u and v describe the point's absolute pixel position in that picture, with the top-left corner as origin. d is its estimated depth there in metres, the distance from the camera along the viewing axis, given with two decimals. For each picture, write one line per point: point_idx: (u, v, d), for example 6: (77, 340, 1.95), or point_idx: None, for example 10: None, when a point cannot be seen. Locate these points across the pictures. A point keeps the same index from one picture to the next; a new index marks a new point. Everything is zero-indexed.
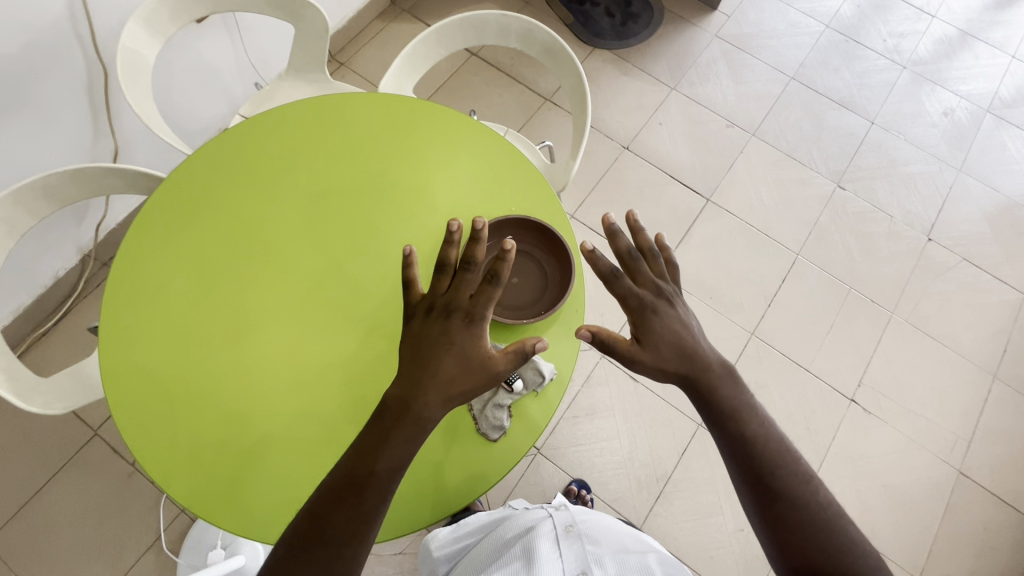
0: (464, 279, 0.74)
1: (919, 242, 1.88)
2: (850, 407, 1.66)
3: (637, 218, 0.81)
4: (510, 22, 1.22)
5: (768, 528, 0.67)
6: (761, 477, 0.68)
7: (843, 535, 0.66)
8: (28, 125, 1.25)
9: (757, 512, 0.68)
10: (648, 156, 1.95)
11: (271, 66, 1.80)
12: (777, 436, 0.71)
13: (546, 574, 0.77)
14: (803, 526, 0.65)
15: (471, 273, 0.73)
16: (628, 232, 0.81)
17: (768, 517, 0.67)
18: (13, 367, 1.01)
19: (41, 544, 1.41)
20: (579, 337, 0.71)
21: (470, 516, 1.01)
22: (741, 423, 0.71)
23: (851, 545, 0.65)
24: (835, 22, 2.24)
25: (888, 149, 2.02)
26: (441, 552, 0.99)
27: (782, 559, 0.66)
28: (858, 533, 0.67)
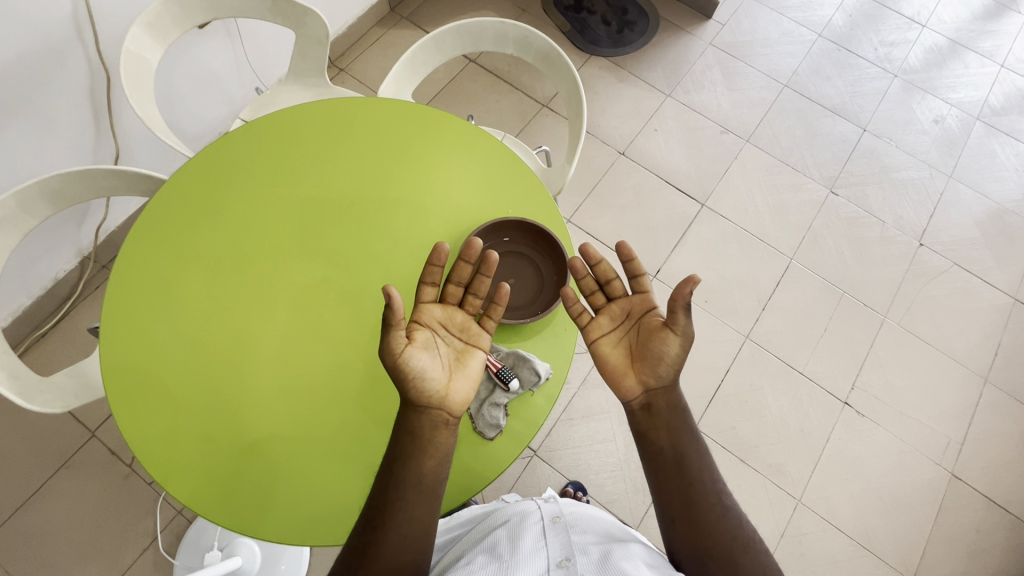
0: (449, 294, 0.86)
1: (911, 246, 1.90)
2: (844, 410, 1.68)
3: (574, 267, 0.89)
4: (507, 29, 1.23)
5: (679, 525, 0.73)
6: (676, 482, 0.75)
7: (742, 532, 0.73)
8: (31, 125, 1.27)
9: (667, 513, 0.75)
10: (644, 161, 1.97)
11: (271, 71, 1.81)
12: (693, 443, 0.77)
13: (527, 561, 0.76)
14: (706, 522, 0.73)
15: (450, 286, 0.86)
16: (574, 273, 0.89)
17: (673, 513, 0.74)
18: (13, 366, 1.01)
19: (37, 546, 1.41)
20: (638, 269, 0.85)
21: (463, 509, 1.02)
22: (671, 429, 0.78)
23: (748, 542, 0.73)
24: (827, 32, 2.27)
25: (880, 155, 2.05)
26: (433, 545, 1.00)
27: (687, 548, 0.73)
28: (754, 530, 0.74)
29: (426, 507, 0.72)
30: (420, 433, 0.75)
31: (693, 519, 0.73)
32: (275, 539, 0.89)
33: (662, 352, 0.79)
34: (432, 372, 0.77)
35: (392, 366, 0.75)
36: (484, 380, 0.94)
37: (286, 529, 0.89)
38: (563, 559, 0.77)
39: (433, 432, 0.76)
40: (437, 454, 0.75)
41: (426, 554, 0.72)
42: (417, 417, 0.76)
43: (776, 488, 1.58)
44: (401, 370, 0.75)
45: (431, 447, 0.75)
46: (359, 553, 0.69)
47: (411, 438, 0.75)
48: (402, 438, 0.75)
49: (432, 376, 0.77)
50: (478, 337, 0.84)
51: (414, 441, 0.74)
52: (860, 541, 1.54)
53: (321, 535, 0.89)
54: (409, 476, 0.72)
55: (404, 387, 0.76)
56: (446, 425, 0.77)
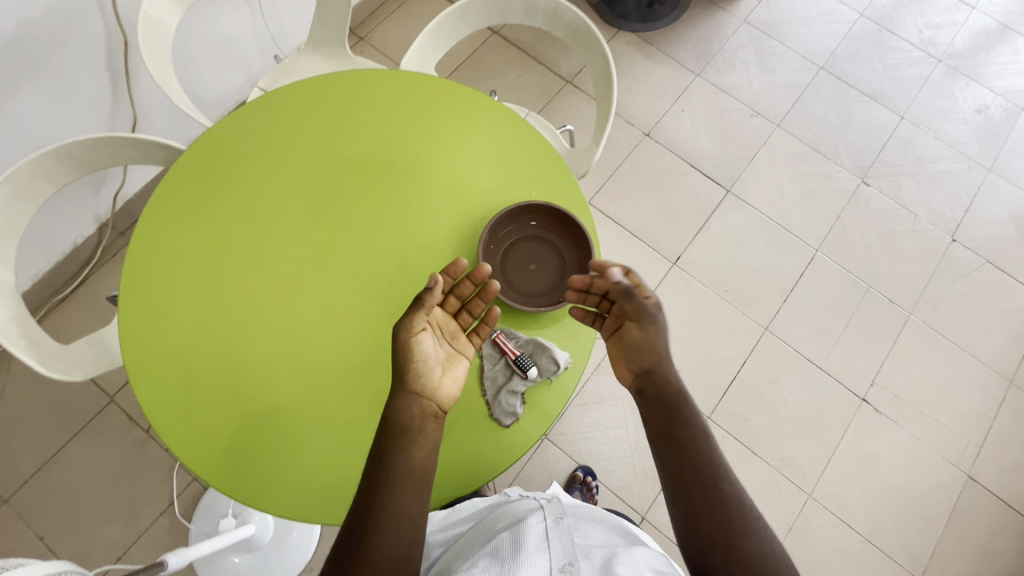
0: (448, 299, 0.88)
1: (943, 242, 1.84)
2: (861, 407, 1.65)
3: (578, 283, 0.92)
4: (536, 1, 1.17)
5: (683, 513, 0.70)
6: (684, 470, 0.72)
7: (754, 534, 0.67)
8: (47, 87, 1.24)
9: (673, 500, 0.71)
10: (668, 143, 1.91)
11: (290, 37, 1.76)
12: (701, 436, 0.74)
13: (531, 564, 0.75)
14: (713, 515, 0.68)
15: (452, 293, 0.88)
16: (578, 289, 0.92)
17: (677, 499, 0.71)
18: (33, 333, 1.01)
19: (57, 506, 1.45)
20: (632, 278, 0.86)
21: (465, 503, 1.02)
22: (678, 419, 0.76)
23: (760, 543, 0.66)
24: (869, 11, 2.16)
25: (916, 145, 1.96)
26: (434, 537, 1.00)
27: (690, 538, 0.68)
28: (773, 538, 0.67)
29: (416, 498, 0.71)
30: (408, 424, 0.75)
31: (700, 509, 0.69)
32: (289, 514, 0.89)
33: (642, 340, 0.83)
34: (431, 363, 0.79)
35: (404, 344, 0.77)
36: (501, 367, 0.92)
37: (292, 502, 0.90)
38: (566, 563, 0.76)
39: (422, 423, 0.76)
40: (427, 445, 0.75)
41: (418, 547, 0.70)
42: (408, 405, 0.76)
43: (787, 482, 1.57)
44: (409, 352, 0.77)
45: (422, 439, 0.75)
46: (348, 545, 0.67)
47: (400, 429, 0.74)
48: (391, 428, 0.74)
49: (431, 366, 0.79)
50: (463, 347, 0.86)
51: (405, 431, 0.74)
52: (869, 538, 1.54)
53: (326, 512, 0.90)
54: (399, 467, 0.71)
55: (403, 369, 0.77)
56: (433, 419, 0.78)
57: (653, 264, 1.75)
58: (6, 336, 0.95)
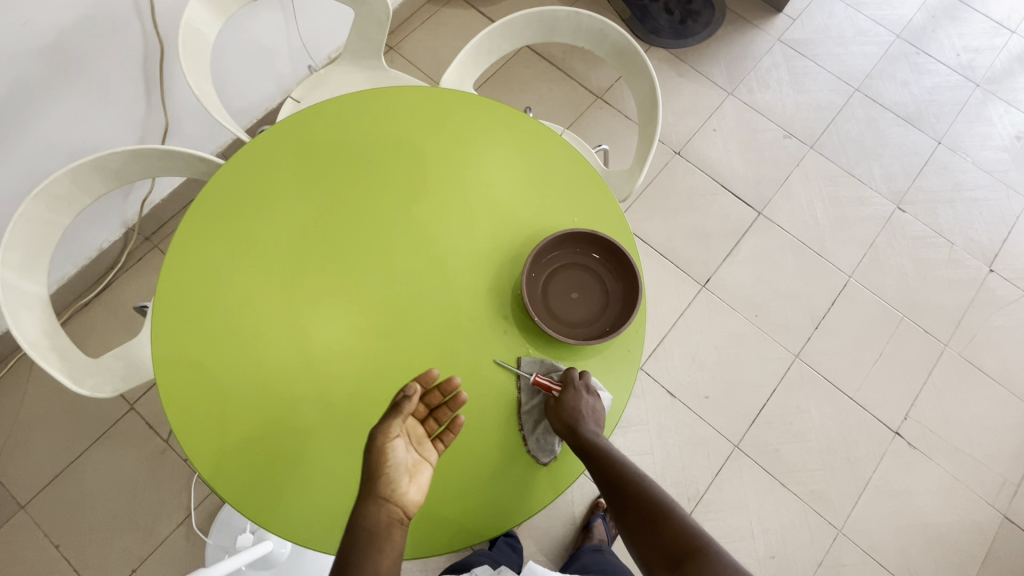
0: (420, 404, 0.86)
1: (980, 272, 1.79)
2: (894, 440, 1.60)
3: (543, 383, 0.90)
4: (581, 20, 1.15)
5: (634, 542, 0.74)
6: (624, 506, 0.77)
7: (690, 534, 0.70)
8: (82, 95, 1.24)
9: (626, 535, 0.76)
10: (699, 163, 1.87)
11: (322, 46, 1.75)
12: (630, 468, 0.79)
13: None
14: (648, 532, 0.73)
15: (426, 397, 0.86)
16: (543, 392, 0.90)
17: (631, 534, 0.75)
18: (64, 347, 0.99)
19: (72, 514, 1.43)
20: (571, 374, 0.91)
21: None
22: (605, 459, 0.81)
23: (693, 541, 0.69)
24: (906, 32, 2.12)
25: (953, 171, 1.92)
26: None
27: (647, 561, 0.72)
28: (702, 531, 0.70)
29: None
30: (377, 528, 0.72)
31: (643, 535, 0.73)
32: (318, 546, 0.87)
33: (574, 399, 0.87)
34: (397, 469, 0.77)
35: (377, 448, 0.77)
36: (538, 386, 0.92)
37: (319, 531, 0.87)
38: None
39: (394, 525, 0.74)
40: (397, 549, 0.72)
41: None
42: (374, 511, 0.73)
43: (817, 516, 1.52)
44: (377, 457, 0.76)
45: (392, 542, 0.72)
46: None
47: (366, 536, 0.71)
48: (359, 535, 0.71)
49: (398, 472, 0.77)
50: (430, 454, 0.83)
51: (377, 532, 0.72)
52: None
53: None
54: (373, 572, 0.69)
55: (374, 470, 0.76)
56: (400, 523, 0.75)
57: (682, 286, 1.72)
58: (37, 349, 0.93)
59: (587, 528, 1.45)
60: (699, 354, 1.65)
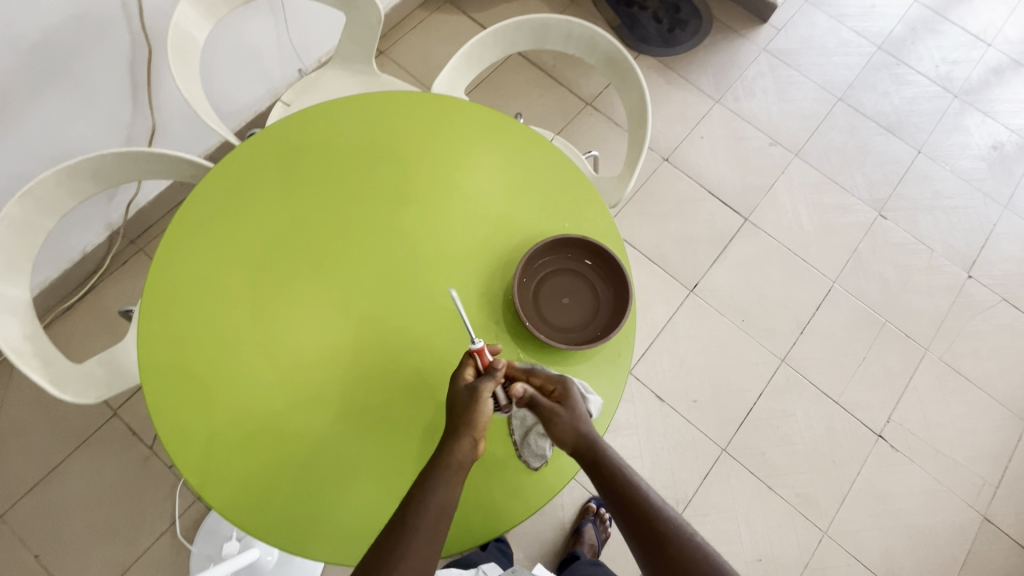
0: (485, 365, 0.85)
1: (959, 278, 1.84)
2: (877, 443, 1.63)
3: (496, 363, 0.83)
4: (572, 28, 1.16)
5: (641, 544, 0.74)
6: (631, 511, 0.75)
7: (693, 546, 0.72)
8: (67, 96, 1.22)
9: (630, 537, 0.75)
10: (687, 169, 1.90)
11: (313, 50, 1.75)
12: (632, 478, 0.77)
13: None
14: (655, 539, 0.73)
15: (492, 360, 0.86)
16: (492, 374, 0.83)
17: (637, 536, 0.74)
18: (46, 353, 0.97)
19: (53, 523, 1.40)
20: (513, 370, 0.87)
21: None
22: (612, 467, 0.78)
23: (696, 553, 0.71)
24: (887, 43, 2.17)
25: (933, 180, 1.97)
26: None
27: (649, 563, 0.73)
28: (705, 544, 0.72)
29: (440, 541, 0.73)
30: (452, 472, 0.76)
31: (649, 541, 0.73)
32: (309, 553, 0.86)
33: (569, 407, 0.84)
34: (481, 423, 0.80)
35: (471, 400, 0.78)
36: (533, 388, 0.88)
37: (312, 538, 0.87)
38: None
39: (467, 464, 0.78)
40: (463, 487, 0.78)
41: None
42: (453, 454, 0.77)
43: (803, 518, 1.55)
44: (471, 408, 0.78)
45: (461, 479, 0.77)
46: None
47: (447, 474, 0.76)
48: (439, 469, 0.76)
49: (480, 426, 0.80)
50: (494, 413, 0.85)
51: (451, 470, 0.76)
52: None
53: (345, 550, 0.87)
54: (440, 502, 0.74)
55: (465, 421, 0.78)
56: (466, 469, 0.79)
57: (670, 291, 1.74)
58: (20, 355, 0.92)
59: (576, 533, 1.46)
60: (688, 358, 1.67)
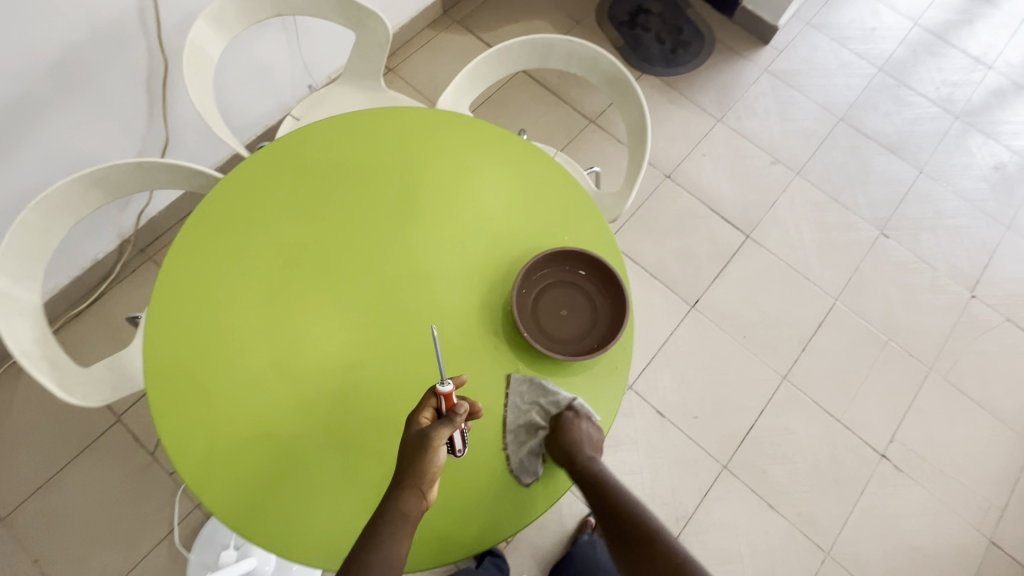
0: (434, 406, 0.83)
1: (962, 297, 1.83)
2: (880, 463, 1.61)
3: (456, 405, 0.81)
4: (575, 48, 1.19)
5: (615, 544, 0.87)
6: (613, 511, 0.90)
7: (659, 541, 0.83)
8: (84, 109, 1.26)
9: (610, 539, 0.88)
10: (689, 186, 1.92)
11: (323, 67, 1.80)
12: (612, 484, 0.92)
13: None
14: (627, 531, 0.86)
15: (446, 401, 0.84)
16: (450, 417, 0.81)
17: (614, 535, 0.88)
18: (55, 356, 0.99)
19: (52, 528, 1.41)
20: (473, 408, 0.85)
21: None
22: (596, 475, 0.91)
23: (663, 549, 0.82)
24: (887, 65, 2.20)
25: (935, 199, 1.98)
26: None
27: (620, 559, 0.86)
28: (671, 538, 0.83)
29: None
30: (402, 520, 0.78)
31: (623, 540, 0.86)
32: (303, 560, 0.86)
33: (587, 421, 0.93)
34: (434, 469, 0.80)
35: (422, 448, 0.78)
36: (547, 407, 0.94)
37: (302, 543, 0.87)
38: None
39: (416, 513, 0.80)
40: (411, 537, 0.80)
41: None
42: (404, 501, 0.79)
43: (805, 538, 1.52)
44: (421, 456, 0.78)
45: (410, 529, 0.79)
46: None
47: (395, 521, 0.78)
48: (389, 516, 0.78)
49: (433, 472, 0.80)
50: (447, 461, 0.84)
51: (399, 520, 0.78)
52: None
53: (333, 557, 0.87)
54: (385, 556, 0.76)
55: (417, 468, 0.79)
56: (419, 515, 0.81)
57: (671, 307, 1.74)
58: (30, 358, 0.94)
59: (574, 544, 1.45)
60: (688, 374, 1.67)
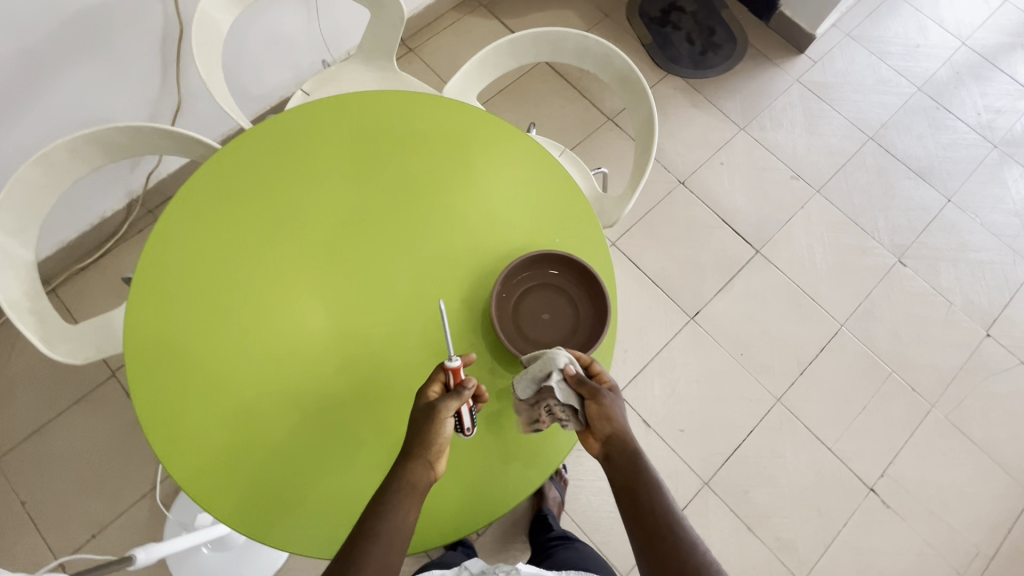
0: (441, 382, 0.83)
1: (976, 335, 1.76)
2: (868, 497, 1.57)
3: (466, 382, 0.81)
4: (588, 44, 1.16)
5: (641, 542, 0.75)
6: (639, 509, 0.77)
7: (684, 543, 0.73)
8: (97, 67, 1.27)
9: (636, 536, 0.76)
10: (703, 195, 1.87)
11: (342, 42, 1.78)
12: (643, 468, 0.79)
13: None
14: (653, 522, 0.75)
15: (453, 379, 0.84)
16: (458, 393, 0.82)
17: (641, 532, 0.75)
18: (42, 311, 1.01)
19: (41, 473, 1.45)
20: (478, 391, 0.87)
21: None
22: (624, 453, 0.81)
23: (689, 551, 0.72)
24: (927, 85, 2.10)
25: (960, 230, 1.89)
26: None
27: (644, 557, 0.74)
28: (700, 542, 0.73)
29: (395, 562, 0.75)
30: (410, 489, 0.78)
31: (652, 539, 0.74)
32: (259, 538, 0.87)
33: (602, 405, 0.82)
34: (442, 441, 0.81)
35: (430, 417, 0.79)
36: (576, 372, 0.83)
37: (264, 522, 0.88)
38: None
39: (423, 484, 0.80)
40: (419, 507, 0.79)
41: None
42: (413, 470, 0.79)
43: (780, 564, 1.50)
44: (430, 426, 0.79)
45: (416, 499, 0.79)
46: None
47: (404, 489, 0.78)
48: (396, 485, 0.78)
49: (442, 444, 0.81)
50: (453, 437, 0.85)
51: (407, 490, 0.78)
52: None
53: (290, 537, 0.88)
54: (393, 524, 0.75)
55: (425, 437, 0.79)
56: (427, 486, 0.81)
57: (670, 317, 1.71)
58: (17, 310, 0.96)
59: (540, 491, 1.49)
60: (680, 386, 1.64)
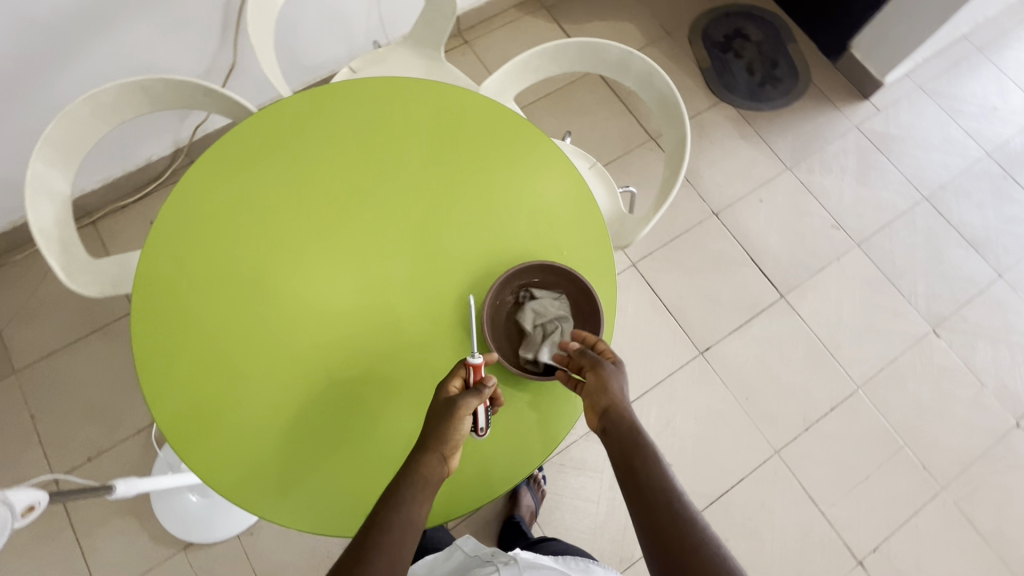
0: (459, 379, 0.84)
1: (1004, 422, 1.65)
2: (854, 569, 1.50)
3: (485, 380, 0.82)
4: (632, 60, 1.14)
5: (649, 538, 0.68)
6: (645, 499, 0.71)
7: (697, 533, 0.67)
8: (161, 19, 1.33)
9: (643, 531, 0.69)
10: (735, 229, 1.81)
11: (399, 25, 1.81)
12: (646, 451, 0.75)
13: None
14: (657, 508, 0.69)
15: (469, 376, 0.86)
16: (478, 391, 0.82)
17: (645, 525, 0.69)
18: (68, 241, 1.06)
19: (53, 392, 1.54)
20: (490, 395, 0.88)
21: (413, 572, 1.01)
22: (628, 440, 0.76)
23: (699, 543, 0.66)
24: (998, 152, 1.98)
25: (1007, 310, 1.78)
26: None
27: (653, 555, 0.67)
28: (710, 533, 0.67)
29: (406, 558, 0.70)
30: (424, 482, 0.76)
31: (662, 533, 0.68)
32: (226, 494, 0.89)
33: (599, 375, 0.82)
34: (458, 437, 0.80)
35: (451, 412, 0.78)
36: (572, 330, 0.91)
37: (233, 481, 0.90)
38: None
39: (437, 479, 0.78)
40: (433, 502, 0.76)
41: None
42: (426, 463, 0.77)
43: None
44: (450, 419, 0.78)
45: (430, 494, 0.76)
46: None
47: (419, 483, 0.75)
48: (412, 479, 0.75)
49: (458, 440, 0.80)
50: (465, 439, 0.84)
51: (421, 483, 0.75)
52: None
53: (255, 498, 0.90)
54: (408, 517, 0.72)
55: (443, 431, 0.78)
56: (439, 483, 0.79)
57: (679, 348, 1.67)
58: (45, 237, 1.01)
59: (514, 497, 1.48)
60: (677, 419, 1.60)
